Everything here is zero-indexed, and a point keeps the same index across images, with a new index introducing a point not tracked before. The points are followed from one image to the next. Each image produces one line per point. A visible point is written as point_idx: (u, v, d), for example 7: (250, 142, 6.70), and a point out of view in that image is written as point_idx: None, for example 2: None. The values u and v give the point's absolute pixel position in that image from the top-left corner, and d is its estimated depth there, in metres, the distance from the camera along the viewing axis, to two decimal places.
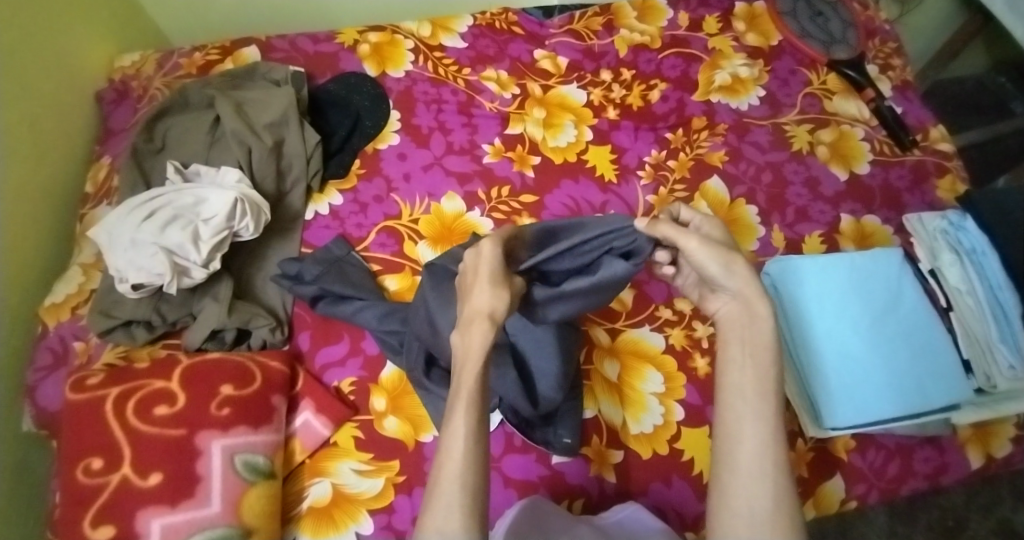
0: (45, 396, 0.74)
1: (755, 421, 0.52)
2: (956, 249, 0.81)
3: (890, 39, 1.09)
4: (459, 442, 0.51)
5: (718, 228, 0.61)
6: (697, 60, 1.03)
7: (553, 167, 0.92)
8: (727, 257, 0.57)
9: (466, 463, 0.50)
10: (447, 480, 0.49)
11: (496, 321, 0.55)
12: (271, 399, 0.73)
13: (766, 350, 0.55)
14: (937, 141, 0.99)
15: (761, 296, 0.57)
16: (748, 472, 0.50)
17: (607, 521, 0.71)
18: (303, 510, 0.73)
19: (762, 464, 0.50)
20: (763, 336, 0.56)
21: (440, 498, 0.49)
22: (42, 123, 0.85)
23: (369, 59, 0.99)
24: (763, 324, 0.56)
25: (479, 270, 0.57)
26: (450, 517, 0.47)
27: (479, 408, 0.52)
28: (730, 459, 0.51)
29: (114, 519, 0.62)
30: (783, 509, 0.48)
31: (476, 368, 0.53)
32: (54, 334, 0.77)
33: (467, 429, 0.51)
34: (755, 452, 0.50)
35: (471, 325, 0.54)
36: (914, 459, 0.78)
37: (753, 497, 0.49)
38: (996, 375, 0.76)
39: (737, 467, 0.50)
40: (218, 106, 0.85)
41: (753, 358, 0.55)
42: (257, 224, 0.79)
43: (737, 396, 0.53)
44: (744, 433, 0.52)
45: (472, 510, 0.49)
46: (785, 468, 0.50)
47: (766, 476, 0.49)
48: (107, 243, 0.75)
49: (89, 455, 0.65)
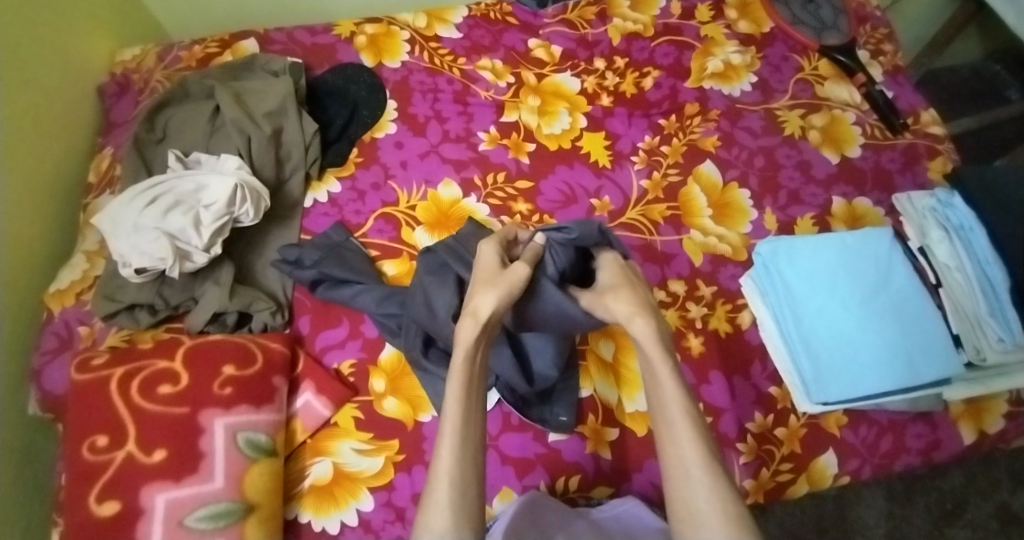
0: (50, 380, 0.75)
1: (672, 428, 0.56)
2: (945, 226, 0.82)
3: (881, 25, 1.10)
4: (447, 441, 0.56)
5: (614, 267, 0.68)
6: (690, 47, 1.04)
7: (547, 153, 0.94)
8: (600, 299, 0.65)
9: (455, 461, 0.55)
10: (439, 481, 0.54)
11: (483, 317, 0.60)
12: (271, 380, 0.75)
13: (659, 363, 0.59)
14: (928, 124, 0.99)
15: (636, 314, 0.61)
16: (677, 476, 0.54)
17: (603, 514, 0.72)
18: (305, 488, 0.75)
19: (687, 464, 0.54)
20: (650, 350, 0.60)
21: (434, 500, 0.53)
22: (44, 114, 0.87)
23: (366, 50, 1.01)
24: (645, 341, 0.60)
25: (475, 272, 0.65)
26: (441, 514, 0.52)
27: (466, 407, 0.57)
28: (666, 467, 0.56)
29: (119, 494, 0.64)
30: (718, 502, 0.52)
31: (463, 359, 0.59)
32: (58, 319, 0.79)
33: (455, 429, 0.56)
34: (679, 455, 0.55)
35: (461, 321, 0.60)
36: (906, 435, 0.79)
37: (691, 499, 0.53)
38: (986, 348, 0.77)
39: (671, 474, 0.55)
40: (218, 96, 0.87)
41: (650, 372, 0.60)
42: (257, 210, 0.81)
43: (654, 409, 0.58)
44: (666, 439, 0.56)
45: (461, 506, 0.53)
46: (711, 462, 0.54)
47: (692, 474, 0.54)
48: (111, 230, 0.77)
49: (95, 433, 0.67)
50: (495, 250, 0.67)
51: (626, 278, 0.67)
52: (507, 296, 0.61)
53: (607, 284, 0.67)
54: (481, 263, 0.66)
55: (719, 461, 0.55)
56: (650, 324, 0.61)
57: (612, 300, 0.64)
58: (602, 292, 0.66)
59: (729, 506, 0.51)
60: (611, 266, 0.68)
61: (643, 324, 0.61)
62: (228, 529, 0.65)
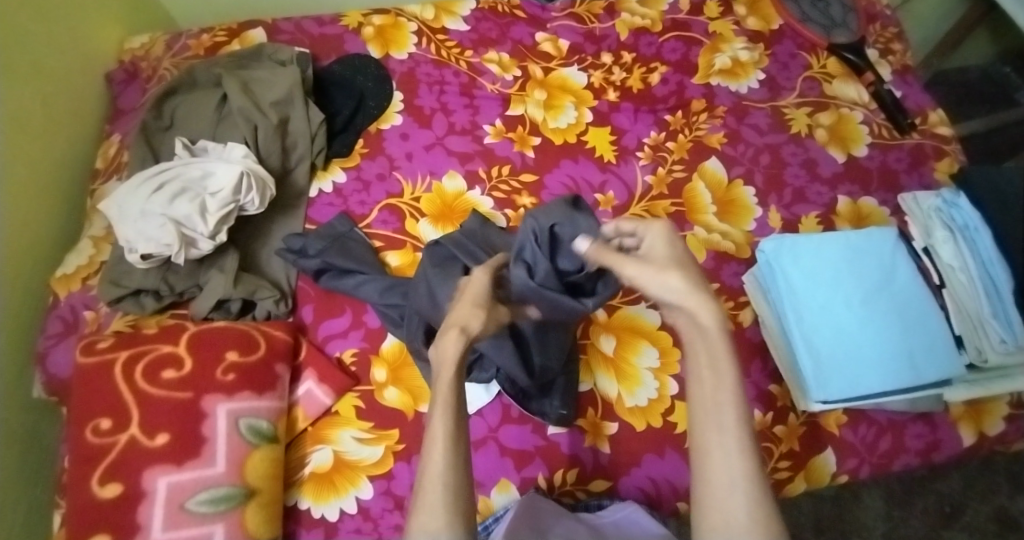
0: (55, 363, 0.76)
1: (723, 433, 0.48)
2: (949, 226, 0.81)
3: (891, 23, 1.09)
4: (438, 445, 0.49)
5: (663, 238, 0.59)
6: (697, 43, 1.04)
7: (552, 147, 0.94)
8: (660, 270, 0.54)
9: (447, 466, 0.49)
10: (430, 484, 0.48)
11: (470, 333, 0.56)
12: (274, 368, 0.76)
13: (722, 358, 0.51)
14: (936, 125, 0.99)
15: (703, 303, 0.52)
16: (719, 486, 0.47)
17: (603, 520, 0.73)
18: (305, 475, 0.76)
19: (734, 478, 0.47)
20: (714, 342, 0.51)
21: (425, 500, 0.47)
22: (53, 100, 0.88)
23: (373, 41, 1.01)
24: (712, 332, 0.51)
25: (466, 293, 0.61)
26: (435, 516, 0.46)
27: (458, 410, 0.52)
28: (701, 473, 0.48)
29: (121, 476, 0.65)
30: (762, 523, 0.45)
31: (452, 373, 0.53)
32: (65, 304, 0.80)
33: (446, 431, 0.50)
34: (726, 464, 0.47)
35: (446, 332, 0.55)
36: (905, 435, 0.79)
37: (729, 515, 0.46)
38: (987, 349, 0.77)
39: (710, 481, 0.47)
40: (225, 85, 0.87)
41: (711, 368, 0.51)
42: (262, 199, 0.81)
43: (703, 409, 0.50)
44: (712, 444, 0.48)
45: (458, 506, 0.47)
46: (758, 478, 0.47)
47: (737, 488, 0.46)
48: (117, 215, 0.77)
49: (98, 416, 0.68)
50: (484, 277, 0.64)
51: (680, 255, 0.57)
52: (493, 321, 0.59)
53: (660, 257, 0.57)
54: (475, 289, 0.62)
55: (766, 479, 0.48)
56: (718, 314, 0.51)
57: (672, 276, 0.54)
58: (659, 265, 0.55)
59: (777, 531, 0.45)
60: (663, 239, 0.58)
61: (709, 313, 0.51)
62: (229, 513, 0.66)
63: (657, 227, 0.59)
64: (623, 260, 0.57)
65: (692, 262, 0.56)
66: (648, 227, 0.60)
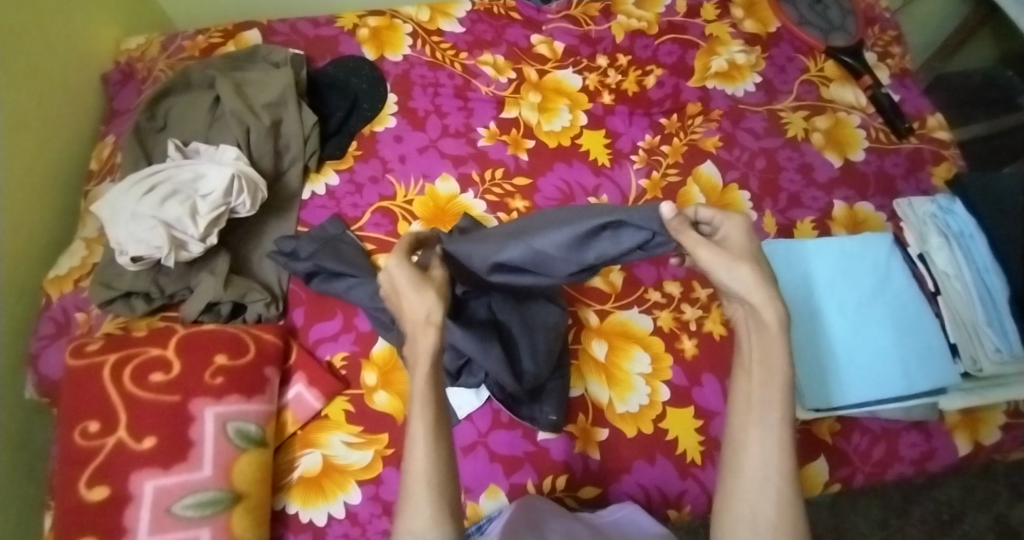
0: (47, 364, 0.76)
1: (767, 428, 0.54)
2: (945, 233, 0.81)
3: (890, 27, 1.08)
4: (420, 445, 0.52)
5: (743, 228, 0.58)
6: (694, 46, 1.03)
7: (546, 150, 0.93)
8: (731, 264, 0.55)
9: (432, 466, 0.52)
10: (416, 487, 0.51)
11: (436, 322, 0.55)
12: (263, 371, 0.76)
13: (775, 358, 0.56)
14: (934, 129, 0.98)
15: (769, 302, 0.56)
16: (752, 479, 0.53)
17: (602, 520, 0.72)
18: (294, 479, 0.76)
19: (770, 473, 0.53)
20: (772, 341, 0.56)
21: (412, 502, 0.51)
22: (48, 102, 0.88)
23: (368, 43, 1.01)
24: (772, 331, 0.56)
25: (398, 285, 0.57)
26: (421, 515, 0.50)
27: (437, 407, 0.54)
28: (735, 464, 0.55)
29: (108, 479, 0.65)
30: (785, 516, 0.52)
31: (426, 370, 0.54)
32: (57, 305, 0.80)
33: (428, 432, 0.52)
34: (762, 460, 0.53)
35: (414, 333, 0.55)
36: (899, 444, 0.78)
37: (755, 505, 0.52)
38: (983, 359, 0.76)
39: (743, 474, 0.54)
40: (218, 87, 0.87)
41: (763, 365, 0.56)
42: (254, 201, 0.81)
43: (748, 405, 0.56)
44: (752, 439, 0.54)
45: (443, 507, 0.51)
46: (789, 476, 0.53)
47: (769, 484, 0.53)
48: (109, 217, 0.77)
49: (87, 418, 0.68)
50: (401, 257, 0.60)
51: (757, 248, 0.58)
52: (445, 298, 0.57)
53: (738, 246, 0.57)
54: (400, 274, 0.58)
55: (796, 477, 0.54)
56: (781, 315, 0.56)
57: (744, 270, 0.56)
58: (734, 255, 0.56)
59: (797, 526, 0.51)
60: (741, 232, 0.57)
61: (772, 313, 0.56)
62: (215, 517, 0.66)
63: (737, 217, 0.57)
64: (698, 244, 0.56)
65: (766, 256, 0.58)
66: (728, 215, 0.58)
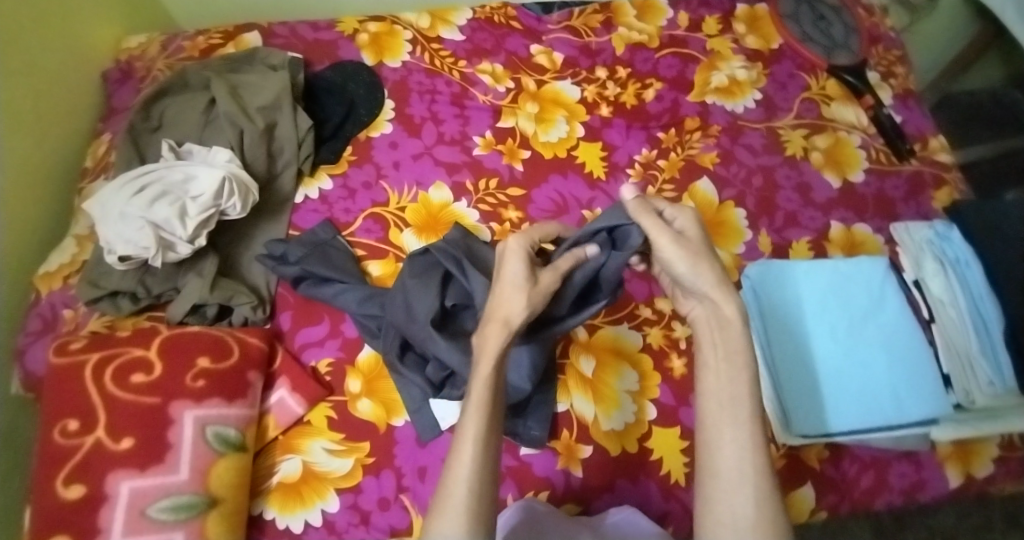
0: (31, 360, 0.76)
1: (736, 426, 0.55)
2: (941, 260, 0.82)
3: (894, 46, 1.07)
4: (468, 445, 0.53)
5: (694, 221, 0.63)
6: (694, 60, 1.02)
7: (542, 161, 0.93)
8: (693, 258, 0.60)
9: (475, 468, 0.53)
10: (456, 486, 0.52)
11: (513, 326, 0.58)
12: (246, 375, 0.75)
13: (740, 352, 0.58)
14: (936, 151, 0.97)
15: (727, 297, 0.60)
16: (729, 480, 0.53)
17: (602, 523, 0.72)
18: (273, 485, 0.75)
19: (742, 471, 0.53)
20: (735, 339, 0.59)
21: (448, 502, 0.51)
22: (47, 98, 0.88)
23: (367, 48, 1.01)
24: (734, 326, 0.59)
25: (504, 271, 0.60)
26: (457, 519, 0.50)
27: (490, 412, 0.55)
28: (711, 465, 0.55)
29: (86, 479, 0.65)
30: (764, 513, 0.52)
31: (489, 368, 0.56)
32: (45, 302, 0.80)
33: (477, 432, 0.54)
34: (735, 458, 0.54)
35: (488, 325, 0.57)
36: (888, 473, 0.76)
37: (735, 504, 0.52)
38: (976, 391, 0.76)
39: (719, 474, 0.54)
40: (214, 89, 0.88)
41: (728, 361, 0.58)
42: (244, 204, 0.81)
43: (715, 405, 0.57)
44: (725, 439, 0.55)
45: (481, 515, 0.52)
46: (764, 474, 0.53)
47: (746, 481, 0.53)
48: (99, 216, 0.77)
49: (67, 417, 0.68)
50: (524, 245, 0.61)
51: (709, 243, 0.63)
52: (535, 308, 0.59)
53: (693, 240, 0.62)
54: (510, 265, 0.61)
55: (772, 473, 0.54)
56: (740, 308, 0.60)
57: (703, 265, 0.60)
58: (694, 248, 0.61)
59: (776, 521, 0.51)
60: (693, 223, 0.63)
61: (732, 306, 0.60)
62: (189, 521, 0.66)
63: (690, 211, 0.63)
64: (660, 233, 0.61)
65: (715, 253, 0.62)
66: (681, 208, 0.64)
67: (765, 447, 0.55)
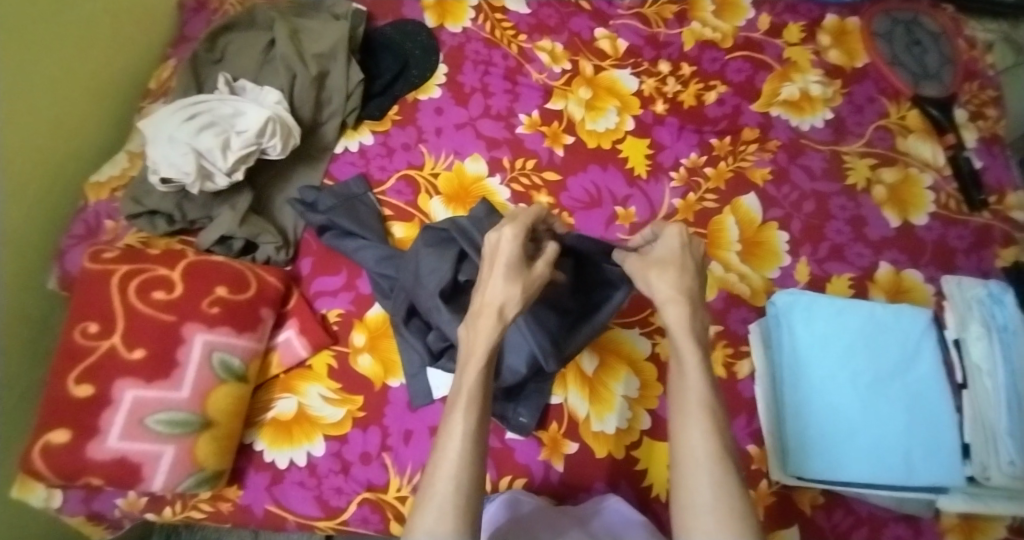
0: (70, 262, 0.81)
1: (686, 416, 0.56)
2: (987, 324, 0.76)
3: (990, 86, 0.99)
4: (456, 442, 0.54)
5: (676, 238, 0.65)
6: (767, 68, 0.97)
7: (584, 150, 0.90)
8: (644, 271, 0.64)
9: (463, 463, 0.53)
10: (442, 481, 0.52)
11: (505, 319, 0.58)
12: (258, 310, 0.78)
13: (687, 349, 0.59)
14: (1013, 207, 0.89)
15: (673, 298, 0.61)
16: (685, 466, 0.54)
17: (585, 510, 0.72)
18: (267, 419, 0.78)
19: (696, 456, 0.54)
20: (678, 335, 0.60)
21: (431, 496, 0.51)
22: (124, 18, 0.93)
23: (431, 10, 1.00)
24: (675, 326, 0.60)
25: (498, 257, 0.60)
26: (442, 519, 0.50)
27: (477, 407, 0.55)
28: (676, 457, 0.55)
29: (95, 379, 0.70)
30: (723, 499, 0.52)
31: (480, 365, 0.57)
32: (91, 210, 0.85)
33: (467, 428, 0.54)
34: (689, 445, 0.55)
35: (479, 321, 0.58)
36: (884, 535, 0.71)
37: (693, 490, 0.52)
38: (993, 468, 0.70)
39: (680, 461, 0.54)
40: (275, 31, 0.91)
41: (677, 359, 0.60)
42: (285, 146, 0.84)
43: (679, 395, 0.58)
44: (680, 429, 0.56)
45: (465, 508, 0.51)
46: (721, 460, 0.54)
47: (700, 469, 0.53)
48: (149, 136, 0.80)
49: (88, 320, 0.73)
50: (518, 235, 0.61)
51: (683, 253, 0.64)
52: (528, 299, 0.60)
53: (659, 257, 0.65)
54: (503, 259, 0.60)
55: (733, 463, 0.54)
56: (684, 308, 0.60)
57: (655, 276, 0.63)
58: (647, 265, 0.65)
59: (734, 507, 0.51)
60: (671, 240, 0.65)
61: (676, 305, 0.60)
62: (182, 438, 0.70)
63: (669, 230, 0.65)
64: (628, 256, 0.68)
65: (682, 258, 0.63)
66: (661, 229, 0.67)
67: (727, 440, 0.55)
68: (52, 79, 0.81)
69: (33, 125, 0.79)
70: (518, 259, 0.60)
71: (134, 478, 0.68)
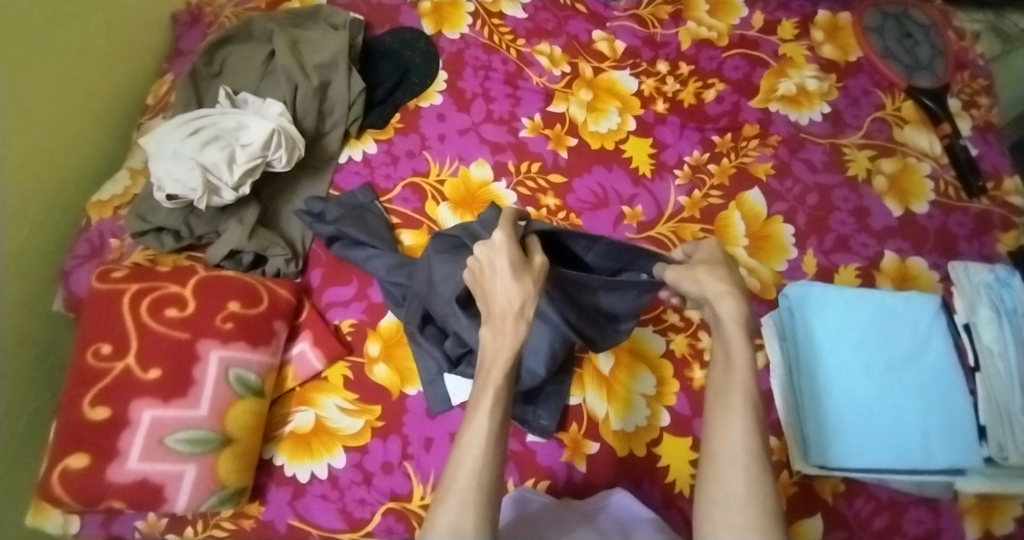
0: (75, 283, 0.80)
1: (728, 412, 0.56)
2: (997, 308, 0.78)
3: (981, 75, 1.01)
4: (477, 441, 0.52)
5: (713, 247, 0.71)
6: (763, 64, 0.99)
7: (588, 151, 0.91)
8: (690, 270, 0.67)
9: (481, 462, 0.52)
10: (464, 478, 0.51)
11: (527, 317, 0.58)
12: (272, 324, 0.77)
13: (734, 342, 0.60)
14: (1009, 193, 0.91)
15: (724, 294, 0.63)
16: (719, 460, 0.53)
17: (592, 505, 0.72)
18: (285, 432, 0.77)
19: (734, 450, 0.53)
20: (733, 334, 0.60)
21: (447, 496, 0.50)
22: (118, 33, 0.92)
23: (428, 17, 1.01)
24: (726, 322, 0.61)
25: (496, 267, 0.60)
26: (464, 516, 0.49)
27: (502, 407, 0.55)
28: (710, 451, 0.54)
29: (111, 402, 0.68)
30: (756, 493, 0.51)
31: (503, 366, 0.56)
32: (94, 229, 0.84)
33: (489, 428, 0.53)
34: (728, 438, 0.54)
35: (506, 323, 0.57)
36: (904, 519, 0.71)
37: (726, 483, 0.51)
38: (1010, 447, 0.71)
39: (714, 455, 0.53)
40: (275, 42, 0.91)
41: (724, 351, 0.60)
42: (290, 157, 0.83)
43: (723, 386, 0.57)
44: (719, 422, 0.55)
45: (485, 508, 0.50)
46: (757, 455, 0.53)
47: (736, 462, 0.52)
48: (153, 152, 0.80)
49: (100, 341, 0.71)
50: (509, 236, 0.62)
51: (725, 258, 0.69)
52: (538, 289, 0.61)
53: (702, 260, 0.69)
54: (498, 264, 0.60)
55: (768, 460, 0.53)
56: (735, 305, 0.62)
57: (705, 274, 0.66)
58: (694, 266, 0.68)
59: (766, 502, 0.50)
60: (710, 249, 0.70)
61: (727, 302, 0.62)
62: (203, 456, 0.69)
63: (707, 243, 0.71)
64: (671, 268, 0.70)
65: (723, 263, 0.68)
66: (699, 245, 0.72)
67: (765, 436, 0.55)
68: (50, 98, 0.80)
69: (32, 146, 0.78)
70: (517, 259, 0.61)
71: (156, 500, 0.67)
